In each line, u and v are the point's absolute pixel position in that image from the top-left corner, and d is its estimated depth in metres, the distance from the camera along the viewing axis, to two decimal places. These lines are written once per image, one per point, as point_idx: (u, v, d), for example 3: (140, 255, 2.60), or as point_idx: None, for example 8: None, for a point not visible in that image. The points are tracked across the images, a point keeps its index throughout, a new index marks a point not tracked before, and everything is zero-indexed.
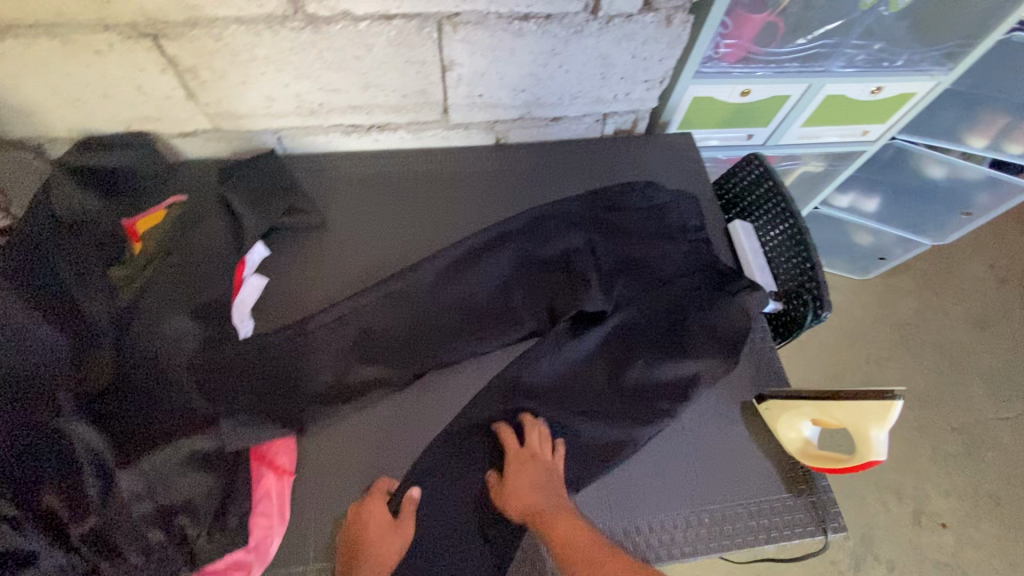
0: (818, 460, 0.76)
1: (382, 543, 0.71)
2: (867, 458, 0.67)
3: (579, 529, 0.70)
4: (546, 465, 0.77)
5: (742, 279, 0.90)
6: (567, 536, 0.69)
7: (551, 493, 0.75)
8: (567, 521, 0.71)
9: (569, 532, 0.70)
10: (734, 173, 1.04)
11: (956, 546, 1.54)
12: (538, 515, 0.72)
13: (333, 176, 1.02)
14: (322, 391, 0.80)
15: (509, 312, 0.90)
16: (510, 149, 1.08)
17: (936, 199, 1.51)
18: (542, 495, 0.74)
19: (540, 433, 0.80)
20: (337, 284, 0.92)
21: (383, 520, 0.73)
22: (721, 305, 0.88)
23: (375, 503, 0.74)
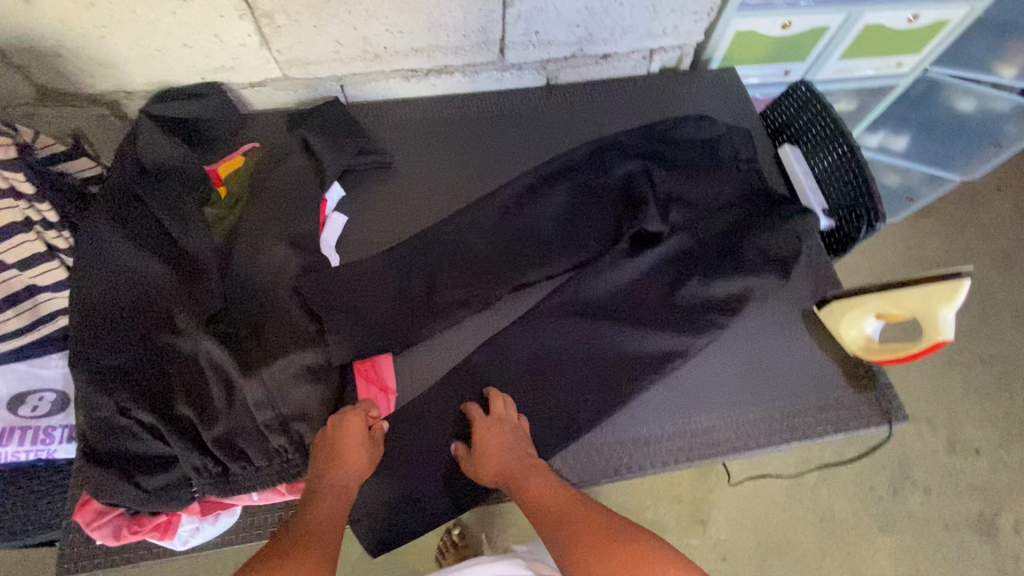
0: (881, 353, 0.83)
1: (359, 454, 0.71)
2: (935, 338, 0.73)
3: (549, 488, 0.71)
4: (513, 424, 0.78)
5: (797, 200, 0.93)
6: (544, 497, 0.70)
7: (519, 452, 0.75)
8: (539, 478, 0.72)
9: (546, 493, 0.71)
10: (780, 102, 1.09)
11: (990, 470, 1.60)
12: (513, 477, 0.73)
13: (394, 121, 1.06)
14: (414, 312, 0.86)
15: (575, 237, 0.95)
16: (560, 89, 1.12)
17: (964, 134, 1.54)
18: (509, 453, 0.75)
19: (505, 403, 0.80)
20: (412, 218, 0.97)
21: (362, 430, 0.73)
22: (774, 226, 0.91)
23: (351, 424, 0.73)
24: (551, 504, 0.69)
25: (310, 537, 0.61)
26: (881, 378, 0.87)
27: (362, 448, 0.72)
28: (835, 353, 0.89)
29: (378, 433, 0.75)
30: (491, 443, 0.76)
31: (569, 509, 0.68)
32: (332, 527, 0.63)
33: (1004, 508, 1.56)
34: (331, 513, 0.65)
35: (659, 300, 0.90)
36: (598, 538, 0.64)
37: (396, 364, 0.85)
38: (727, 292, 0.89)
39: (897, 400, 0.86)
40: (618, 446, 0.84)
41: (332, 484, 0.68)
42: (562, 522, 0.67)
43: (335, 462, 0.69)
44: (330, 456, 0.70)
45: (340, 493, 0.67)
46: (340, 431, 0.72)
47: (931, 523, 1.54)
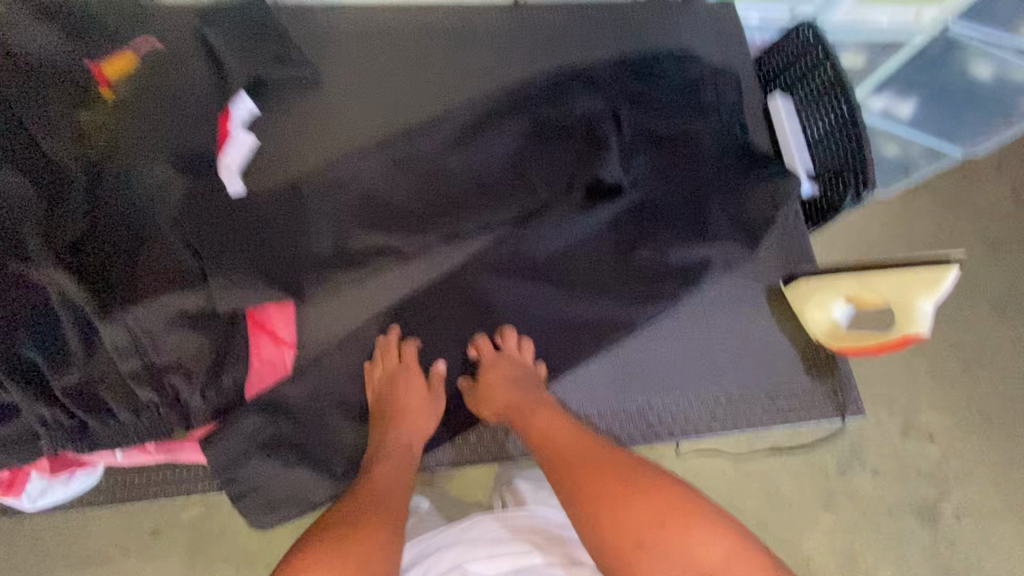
0: (843, 342, 0.73)
1: (421, 406, 0.71)
2: (907, 331, 0.64)
3: (563, 431, 0.66)
4: (522, 364, 0.74)
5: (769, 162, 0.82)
6: (551, 438, 0.65)
7: (530, 391, 0.72)
8: (547, 420, 0.68)
9: (554, 434, 0.66)
10: (775, 46, 0.94)
11: (941, 457, 1.59)
12: (524, 419, 0.69)
13: (327, 29, 0.90)
14: (323, 256, 0.75)
15: (524, 179, 0.80)
16: (526, 7, 0.96)
17: (974, 102, 1.37)
18: (520, 393, 0.71)
19: (517, 339, 0.75)
20: (336, 146, 0.83)
21: (421, 387, 0.72)
22: (745, 188, 0.81)
23: (414, 381, 0.72)
24: (561, 443, 0.64)
25: (377, 494, 0.61)
26: (841, 367, 0.79)
27: (427, 406, 0.71)
28: (795, 338, 0.80)
29: (439, 386, 0.74)
30: (500, 386, 0.72)
31: (575, 448, 0.63)
32: (398, 481, 0.64)
33: (948, 495, 1.56)
34: (397, 468, 0.65)
35: (608, 263, 0.79)
36: (604, 476, 0.59)
37: (298, 315, 0.73)
38: (681, 258, 0.78)
39: (855, 393, 0.78)
40: None
41: (403, 443, 0.69)
42: (568, 461, 0.62)
43: (397, 417, 0.69)
44: (391, 413, 0.69)
45: (407, 450, 0.68)
46: (401, 385, 0.71)
47: (875, 505, 1.53)
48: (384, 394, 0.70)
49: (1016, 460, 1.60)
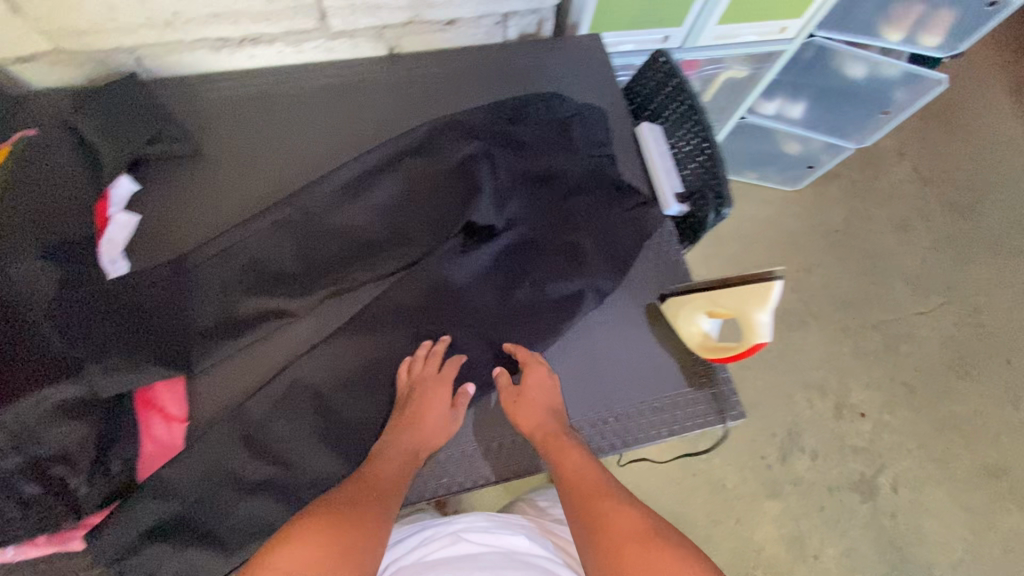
0: (716, 352, 0.77)
1: (437, 421, 0.73)
2: (752, 341, 0.69)
3: (583, 463, 0.67)
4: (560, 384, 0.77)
5: (637, 195, 0.90)
6: (575, 477, 0.66)
7: (557, 416, 0.74)
8: (573, 449, 0.69)
9: (575, 472, 0.66)
10: (642, 74, 0.99)
11: (873, 432, 1.66)
12: (551, 444, 0.70)
13: (208, 101, 0.92)
14: (209, 328, 0.77)
15: (404, 231, 0.84)
16: (405, 59, 1.00)
17: (859, 100, 1.51)
18: (551, 414, 0.74)
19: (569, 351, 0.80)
20: (220, 215, 0.85)
21: (445, 399, 0.74)
22: (615, 218, 0.87)
23: (439, 389, 0.75)
24: (582, 479, 0.65)
25: (375, 488, 0.64)
26: (719, 374, 0.84)
27: (444, 416, 0.74)
28: (675, 350, 0.85)
29: (461, 404, 0.76)
30: (541, 394, 0.75)
31: (594, 481, 0.64)
32: (396, 488, 0.66)
33: (883, 468, 1.63)
34: (398, 470, 0.68)
35: (489, 303, 0.82)
36: (618, 515, 0.59)
37: (188, 390, 0.75)
38: (556, 286, 0.83)
39: (735, 396, 0.83)
40: (439, 463, 0.77)
41: (408, 450, 0.71)
42: (585, 494, 0.63)
43: (414, 424, 0.72)
44: (414, 416, 0.73)
45: (411, 460, 0.70)
46: (425, 396, 0.74)
47: (817, 487, 1.59)
48: (413, 398, 0.74)
49: (942, 426, 1.69)
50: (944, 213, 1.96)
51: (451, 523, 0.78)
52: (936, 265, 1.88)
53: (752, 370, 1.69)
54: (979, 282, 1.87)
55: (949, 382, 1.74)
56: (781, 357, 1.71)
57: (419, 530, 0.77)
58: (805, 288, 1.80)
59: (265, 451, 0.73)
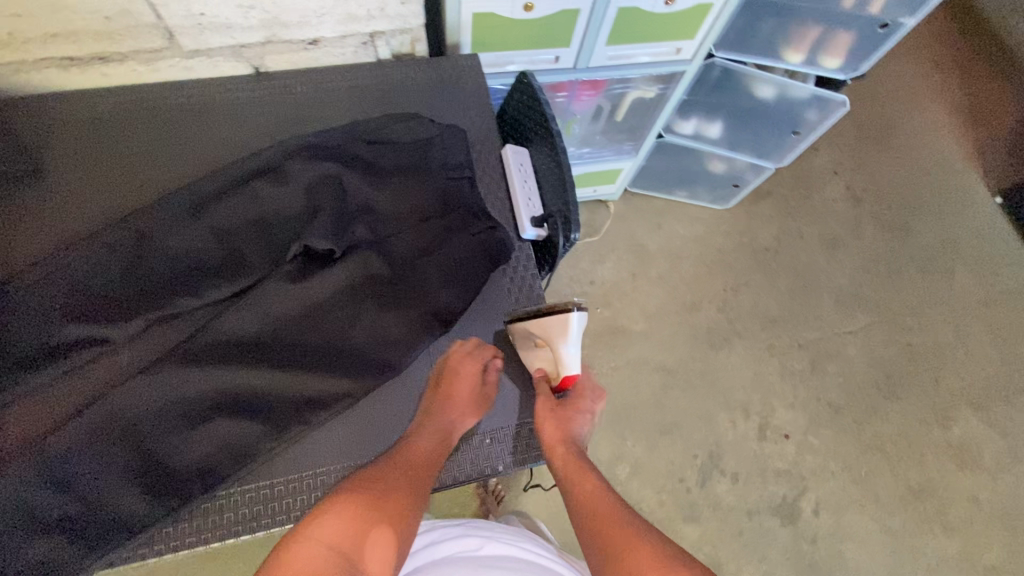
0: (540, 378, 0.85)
1: (471, 398, 0.79)
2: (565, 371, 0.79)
3: (602, 498, 0.72)
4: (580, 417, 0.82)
5: (490, 219, 0.88)
6: (594, 505, 0.71)
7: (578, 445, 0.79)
8: (591, 479, 0.74)
9: (592, 500, 0.72)
10: (512, 94, 0.98)
11: (796, 454, 1.64)
12: (572, 470, 0.75)
13: (53, 119, 0.89)
14: (23, 356, 0.74)
15: (240, 255, 0.82)
16: (270, 77, 0.97)
17: (771, 120, 1.51)
18: (575, 437, 0.79)
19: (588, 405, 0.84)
20: (51, 237, 0.82)
21: (477, 379, 0.80)
22: (464, 245, 0.86)
23: (471, 370, 0.80)
24: (600, 506, 0.70)
25: (409, 467, 0.71)
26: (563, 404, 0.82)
27: (477, 395, 0.79)
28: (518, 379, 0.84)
29: (491, 383, 0.81)
30: (568, 422, 0.80)
31: (610, 510, 0.70)
32: (427, 468, 0.72)
33: (805, 491, 1.60)
34: (432, 450, 0.74)
35: (324, 331, 0.80)
36: (636, 547, 0.63)
37: None
38: (396, 314, 0.82)
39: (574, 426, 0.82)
40: (256, 496, 0.74)
41: (446, 424, 0.76)
42: (605, 520, 0.68)
43: (448, 399, 0.77)
44: (446, 391, 0.78)
45: (448, 436, 0.76)
46: (459, 376, 0.79)
47: (736, 511, 1.56)
48: (443, 382, 0.79)
49: (866, 446, 1.67)
50: (875, 231, 1.96)
51: (471, 527, 0.85)
52: (866, 284, 1.87)
53: (675, 390, 1.67)
54: (907, 300, 1.87)
55: (874, 402, 1.72)
56: (705, 377, 1.69)
57: (439, 530, 0.85)
58: (733, 307, 1.79)
59: (64, 488, 0.69)
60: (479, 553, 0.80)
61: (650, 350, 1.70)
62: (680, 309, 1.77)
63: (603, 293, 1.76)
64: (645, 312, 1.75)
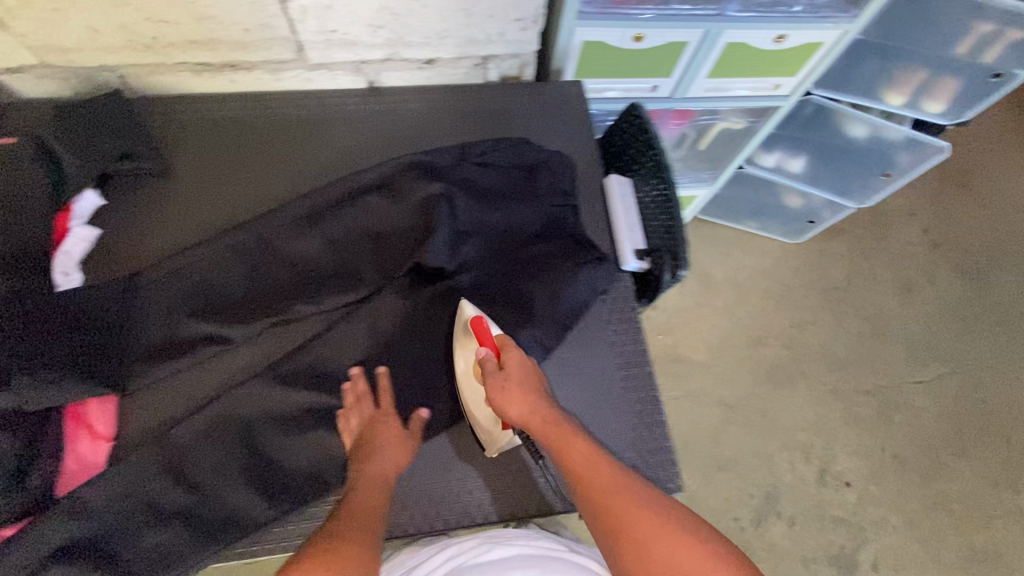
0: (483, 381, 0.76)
1: (396, 440, 0.75)
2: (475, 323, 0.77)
3: (593, 460, 0.66)
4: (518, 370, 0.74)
5: (595, 250, 0.88)
6: (584, 469, 0.65)
7: (533, 400, 0.72)
8: (573, 442, 0.68)
9: (581, 465, 0.66)
10: (617, 125, 0.98)
11: (857, 503, 1.59)
12: (551, 434, 0.69)
13: (183, 120, 0.94)
14: (151, 347, 0.78)
15: (353, 268, 0.85)
16: (383, 94, 1.00)
17: (859, 159, 1.47)
18: (528, 398, 0.71)
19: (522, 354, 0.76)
20: (179, 234, 0.86)
21: (396, 427, 0.76)
22: (570, 274, 0.85)
23: (387, 421, 0.76)
24: (593, 474, 0.65)
25: (355, 517, 0.65)
26: (661, 443, 0.81)
27: (400, 442, 0.75)
28: (617, 413, 0.82)
29: (416, 424, 0.78)
30: (511, 389, 0.72)
31: (604, 479, 0.64)
32: (372, 509, 0.67)
33: (864, 542, 1.55)
34: (375, 499, 0.69)
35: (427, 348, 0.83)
36: (644, 522, 0.60)
37: (119, 410, 0.76)
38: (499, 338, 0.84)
39: (674, 468, 0.80)
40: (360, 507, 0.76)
41: (381, 472, 0.71)
42: (603, 492, 0.63)
43: (374, 449, 0.73)
44: (368, 447, 0.73)
45: (385, 479, 0.71)
46: (378, 426, 0.75)
47: (790, 556, 1.52)
48: (364, 433, 0.74)
49: (932, 503, 1.60)
50: (951, 279, 1.88)
51: (470, 535, 0.77)
52: (941, 333, 1.80)
53: (734, 426, 1.64)
54: (983, 354, 1.79)
55: (943, 457, 1.65)
56: (765, 415, 1.66)
57: (442, 550, 0.75)
58: (797, 345, 1.75)
59: (183, 480, 0.72)
60: (494, 565, 0.71)
61: (710, 382, 1.69)
62: (743, 343, 1.74)
63: (665, 320, 1.75)
64: (708, 343, 1.73)
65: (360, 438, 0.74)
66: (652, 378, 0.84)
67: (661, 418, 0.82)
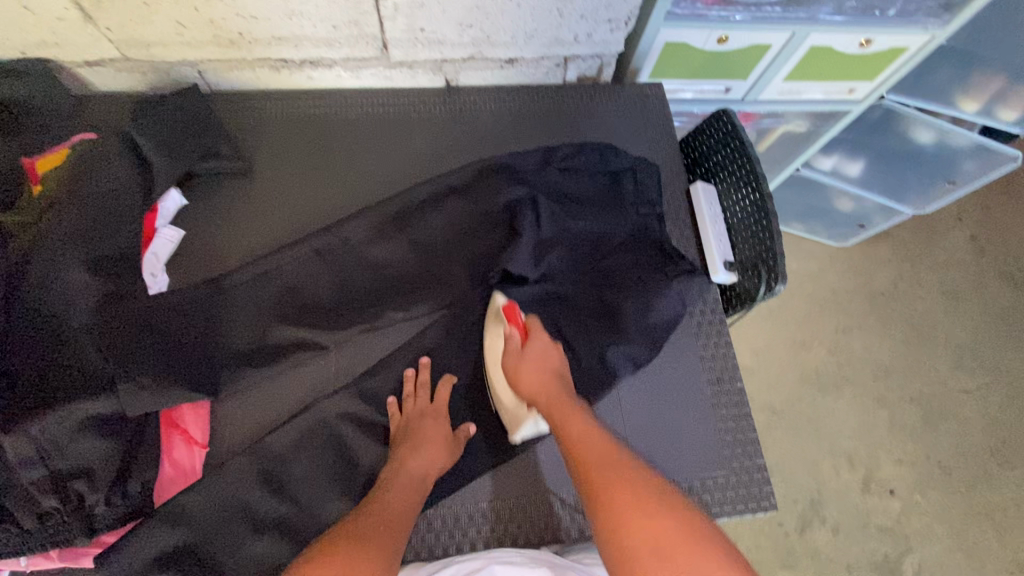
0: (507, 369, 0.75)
1: (440, 445, 0.73)
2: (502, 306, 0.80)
3: (591, 431, 0.64)
4: (545, 351, 0.75)
5: (686, 262, 0.86)
6: (578, 439, 0.63)
7: (552, 381, 0.72)
8: (576, 418, 0.66)
9: (578, 435, 0.63)
10: (702, 130, 0.95)
11: (901, 512, 1.58)
12: (555, 408, 0.68)
13: (262, 119, 0.92)
14: (239, 353, 0.76)
15: (438, 273, 0.84)
16: (461, 93, 0.98)
17: (922, 165, 1.43)
18: (545, 380, 0.72)
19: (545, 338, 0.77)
20: (261, 237, 0.85)
21: (443, 432, 0.74)
22: (661, 287, 0.83)
23: (433, 423, 0.74)
24: (584, 443, 0.62)
25: (384, 517, 0.63)
26: (754, 461, 0.80)
27: (442, 446, 0.73)
28: (708, 430, 0.81)
29: (462, 436, 0.76)
30: (528, 368, 0.73)
31: (592, 447, 0.61)
32: (405, 514, 0.65)
33: (908, 552, 1.54)
34: (407, 500, 0.67)
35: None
36: (619, 489, 0.55)
37: (212, 415, 0.76)
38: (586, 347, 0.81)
39: (768, 487, 0.79)
40: (452, 520, 0.76)
41: (418, 474, 0.70)
42: (588, 457, 0.60)
43: (418, 448, 0.71)
44: (411, 445, 0.71)
45: (421, 482, 0.69)
46: (424, 427, 0.73)
47: (834, 563, 1.52)
48: (411, 432, 0.73)
49: (978, 514, 1.58)
50: (1003, 286, 1.83)
51: (475, 557, 0.69)
52: (991, 341, 1.77)
53: (778, 432, 1.64)
54: None
55: (989, 469, 1.63)
56: (810, 421, 1.65)
57: (444, 568, 0.69)
58: (843, 351, 1.73)
59: (280, 489, 0.72)
60: None
61: (754, 387, 1.68)
62: (787, 348, 1.73)
63: None
64: (753, 347, 1.73)
65: (402, 430, 0.74)
66: (743, 394, 0.83)
67: (753, 436, 0.81)
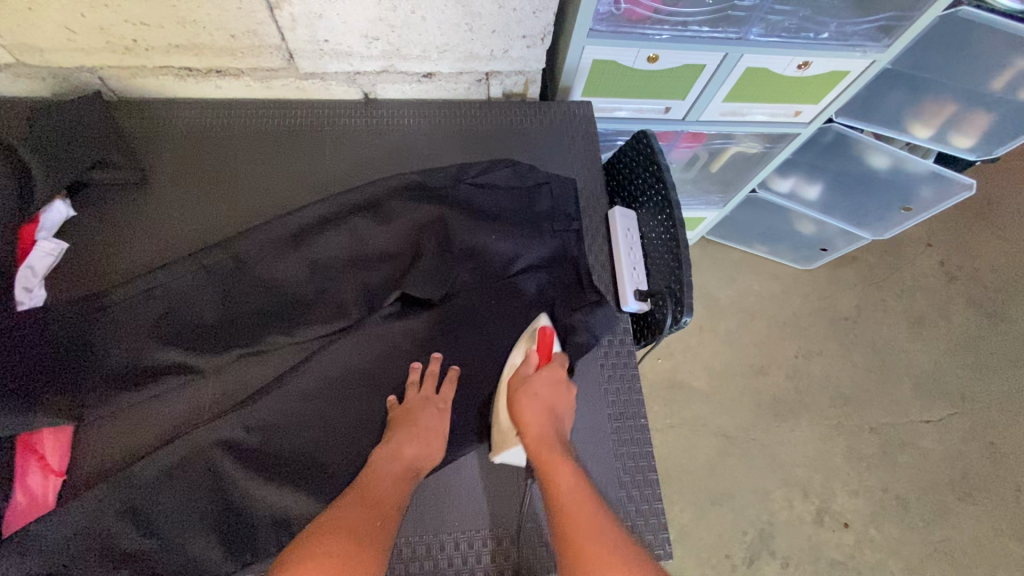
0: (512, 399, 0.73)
1: (437, 437, 0.73)
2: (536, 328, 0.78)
3: (578, 494, 0.63)
4: (558, 390, 0.73)
5: (594, 290, 0.84)
6: (566, 499, 0.63)
7: (554, 423, 0.70)
8: (565, 472, 0.65)
9: (564, 492, 0.63)
10: (624, 152, 0.92)
11: (854, 546, 1.53)
12: (542, 455, 0.67)
13: (166, 127, 0.89)
14: (112, 372, 0.73)
15: (335, 296, 0.80)
16: (379, 106, 0.95)
17: (879, 190, 1.39)
18: (542, 422, 0.70)
19: (558, 377, 0.74)
20: (151, 252, 0.82)
21: (440, 423, 0.74)
22: (564, 317, 0.82)
23: (432, 411, 0.74)
24: (573, 504, 0.62)
25: (376, 508, 0.64)
26: (652, 505, 0.76)
27: (437, 440, 0.73)
28: (608, 469, 0.77)
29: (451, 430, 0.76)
30: (528, 402, 0.71)
31: (583, 507, 0.62)
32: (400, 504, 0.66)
33: None
34: (403, 490, 0.68)
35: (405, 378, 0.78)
36: (603, 562, 0.57)
37: (75, 445, 0.72)
38: (484, 373, 0.80)
39: (664, 533, 0.75)
40: None
41: (414, 464, 0.70)
42: (575, 527, 0.60)
43: (415, 436, 0.72)
44: (410, 431, 0.72)
45: (415, 472, 0.70)
46: (424, 415, 0.73)
47: None
48: (409, 417, 0.73)
49: (934, 550, 1.53)
50: (969, 314, 1.78)
51: None
52: (955, 371, 1.72)
53: (731, 459, 1.59)
54: (997, 395, 1.70)
55: (948, 504, 1.58)
56: (763, 448, 1.61)
57: None
58: (802, 377, 1.69)
59: (142, 522, 0.68)
60: None
61: (708, 411, 1.64)
62: (744, 373, 1.68)
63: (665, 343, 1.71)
64: (709, 370, 1.68)
65: (401, 413, 0.74)
66: (646, 431, 0.79)
67: (653, 477, 0.77)
